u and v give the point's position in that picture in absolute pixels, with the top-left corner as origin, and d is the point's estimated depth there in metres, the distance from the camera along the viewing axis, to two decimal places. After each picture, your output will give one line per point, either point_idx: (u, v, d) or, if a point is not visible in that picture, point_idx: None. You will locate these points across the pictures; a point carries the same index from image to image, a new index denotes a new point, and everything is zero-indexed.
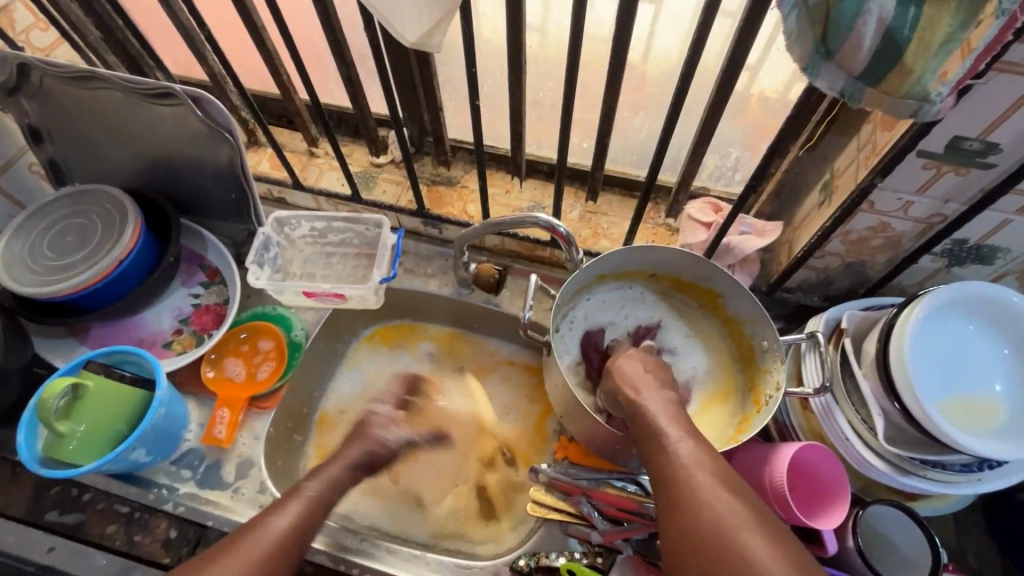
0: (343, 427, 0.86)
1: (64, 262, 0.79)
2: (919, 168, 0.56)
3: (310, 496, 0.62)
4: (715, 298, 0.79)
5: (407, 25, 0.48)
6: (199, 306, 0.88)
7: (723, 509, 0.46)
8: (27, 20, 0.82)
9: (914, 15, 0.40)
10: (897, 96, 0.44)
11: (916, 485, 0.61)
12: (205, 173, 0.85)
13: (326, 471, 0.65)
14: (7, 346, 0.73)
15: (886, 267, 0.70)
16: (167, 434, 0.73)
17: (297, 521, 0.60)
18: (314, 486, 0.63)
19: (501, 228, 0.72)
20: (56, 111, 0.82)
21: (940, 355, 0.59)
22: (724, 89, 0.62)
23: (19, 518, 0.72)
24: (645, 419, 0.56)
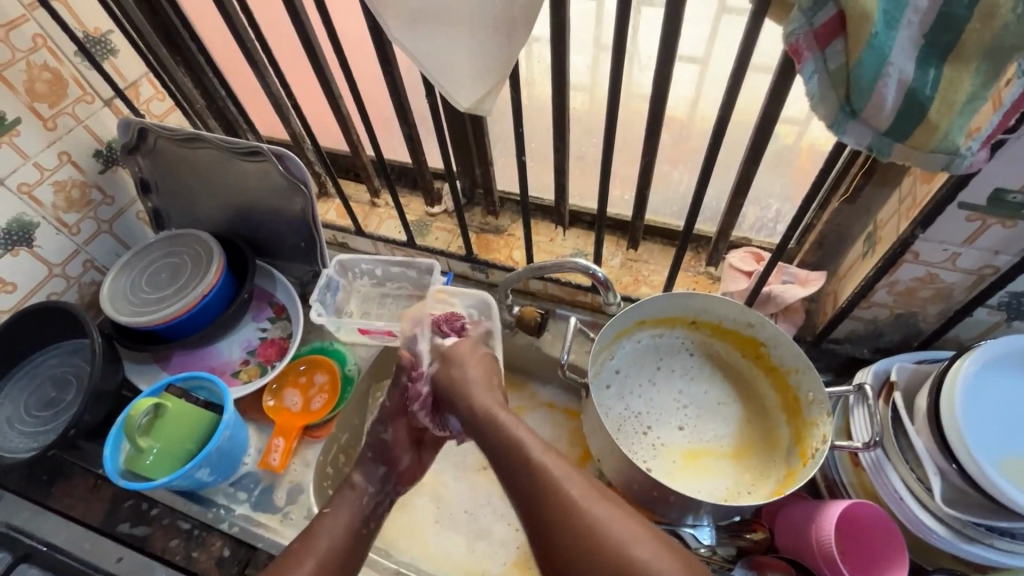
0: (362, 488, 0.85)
1: (156, 295, 0.89)
2: (963, 219, 0.56)
3: (355, 508, 0.70)
4: (758, 347, 0.79)
5: (462, 94, 0.55)
6: (265, 339, 0.97)
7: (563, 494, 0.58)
8: (149, 93, 0.98)
9: (935, 76, 0.42)
10: (925, 150, 0.46)
11: (981, 554, 0.56)
12: (280, 222, 0.96)
13: (368, 466, 0.74)
14: (105, 367, 0.82)
15: (938, 320, 0.68)
16: (229, 456, 0.78)
17: (344, 529, 0.68)
18: (364, 487, 0.72)
19: (542, 272, 0.75)
20: (164, 166, 0.96)
21: (994, 412, 0.56)
22: (758, 144, 0.65)
23: (96, 527, 0.79)
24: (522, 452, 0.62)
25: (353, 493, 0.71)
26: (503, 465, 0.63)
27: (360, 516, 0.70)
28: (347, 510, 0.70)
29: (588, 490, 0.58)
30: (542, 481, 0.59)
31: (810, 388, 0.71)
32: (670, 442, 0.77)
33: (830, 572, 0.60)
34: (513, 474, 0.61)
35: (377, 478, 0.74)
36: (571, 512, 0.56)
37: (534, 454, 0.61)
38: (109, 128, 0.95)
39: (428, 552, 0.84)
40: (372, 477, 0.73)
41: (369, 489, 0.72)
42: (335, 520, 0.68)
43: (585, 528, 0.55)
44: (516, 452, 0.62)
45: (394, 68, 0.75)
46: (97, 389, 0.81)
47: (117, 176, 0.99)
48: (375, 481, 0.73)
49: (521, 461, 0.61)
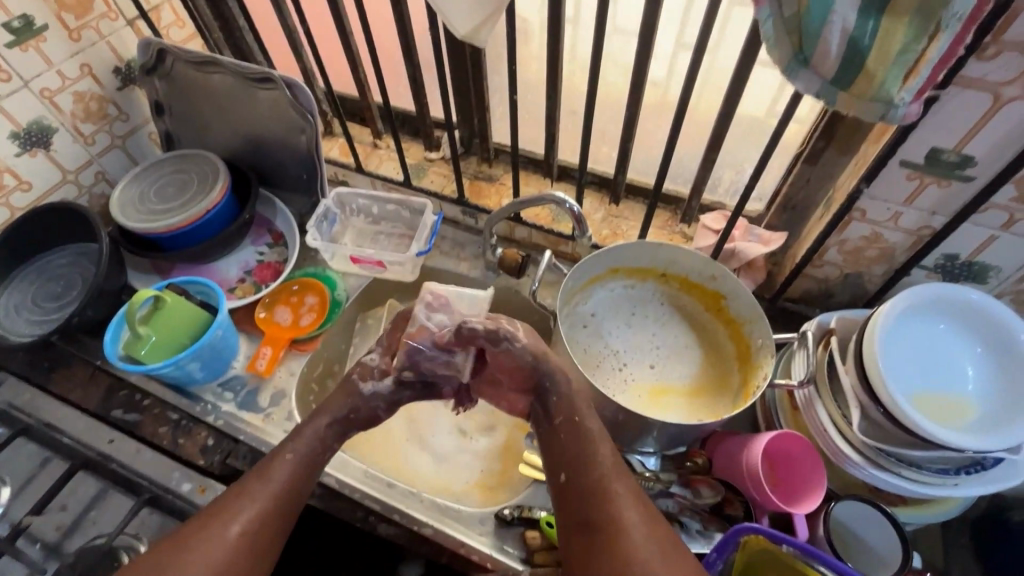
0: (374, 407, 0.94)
1: (162, 207, 0.95)
2: (904, 178, 0.61)
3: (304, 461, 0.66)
4: (719, 299, 0.85)
5: (460, 21, 0.60)
6: (262, 262, 1.02)
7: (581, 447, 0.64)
8: (169, 19, 1.03)
9: (873, 27, 0.47)
10: (864, 99, 0.51)
11: (889, 481, 0.63)
12: (285, 152, 1.01)
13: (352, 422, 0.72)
14: (110, 266, 0.88)
15: (882, 281, 0.74)
16: (219, 356, 0.84)
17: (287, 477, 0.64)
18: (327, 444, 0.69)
19: (524, 209, 0.81)
20: (180, 90, 1.02)
21: (911, 353, 0.61)
22: (731, 101, 0.70)
23: (91, 411, 0.84)
24: (571, 419, 0.66)
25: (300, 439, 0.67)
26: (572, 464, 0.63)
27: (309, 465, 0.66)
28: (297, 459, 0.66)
29: (639, 508, 0.59)
30: (597, 490, 0.60)
31: (759, 334, 0.77)
32: (636, 378, 0.84)
33: (755, 491, 0.66)
34: (579, 479, 0.62)
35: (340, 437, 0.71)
36: (585, 455, 0.63)
37: (594, 435, 0.64)
38: (130, 47, 1.00)
39: (396, 464, 0.89)
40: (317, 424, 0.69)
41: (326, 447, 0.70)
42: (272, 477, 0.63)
43: (594, 475, 0.61)
44: (566, 407, 0.67)
45: (403, 5, 0.81)
46: (103, 285, 0.87)
47: (133, 95, 1.04)
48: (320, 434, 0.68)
49: (567, 416, 0.66)
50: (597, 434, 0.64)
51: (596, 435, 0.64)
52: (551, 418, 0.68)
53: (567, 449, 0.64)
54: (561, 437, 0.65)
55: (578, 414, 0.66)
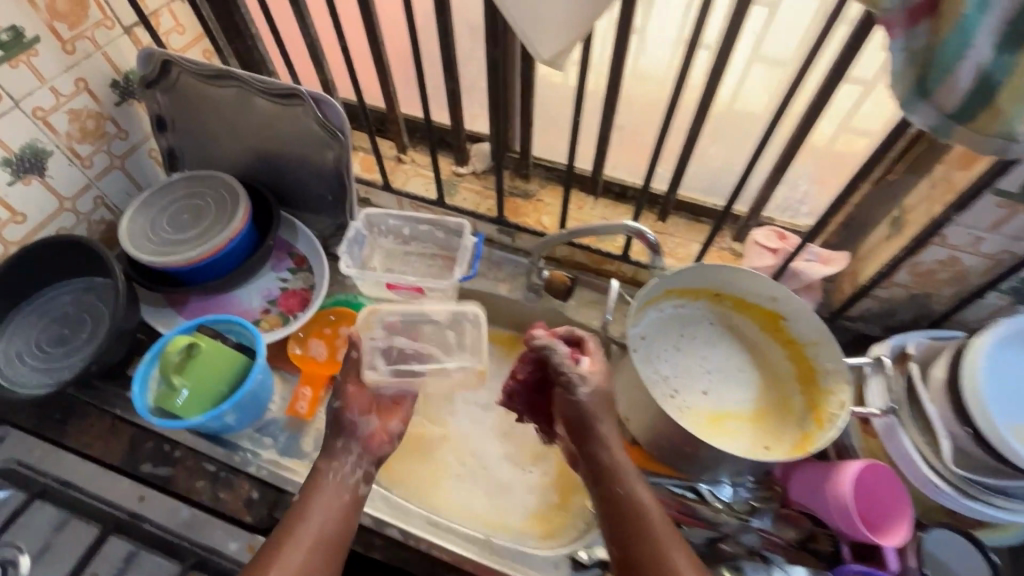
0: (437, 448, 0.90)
1: (178, 237, 0.87)
2: (993, 205, 0.60)
3: (333, 497, 0.65)
4: (777, 320, 0.82)
5: (544, 44, 0.55)
6: (286, 290, 0.95)
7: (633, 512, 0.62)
8: (169, 25, 0.92)
9: (1009, 63, 0.45)
10: (984, 134, 0.49)
11: (980, 511, 0.62)
12: (308, 171, 0.93)
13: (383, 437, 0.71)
14: (127, 305, 0.80)
15: (950, 302, 0.74)
16: (257, 401, 0.78)
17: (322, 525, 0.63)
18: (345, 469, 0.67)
19: (584, 235, 0.77)
20: (185, 104, 0.93)
21: (1005, 383, 0.61)
22: (806, 123, 0.68)
23: (116, 467, 0.77)
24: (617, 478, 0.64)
25: (319, 476, 0.65)
26: (611, 506, 0.63)
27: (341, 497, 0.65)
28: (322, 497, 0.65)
29: (681, 551, 0.60)
30: (639, 539, 0.60)
31: (828, 358, 0.75)
32: (693, 405, 0.80)
33: (843, 523, 0.65)
34: (637, 550, 0.60)
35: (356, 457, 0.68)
36: (635, 522, 0.61)
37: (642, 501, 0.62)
38: (128, 58, 0.90)
39: (449, 502, 0.85)
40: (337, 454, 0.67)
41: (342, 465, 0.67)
42: (316, 506, 0.64)
43: (649, 543, 0.60)
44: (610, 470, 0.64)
45: (448, 18, 0.75)
46: (120, 327, 0.79)
47: (131, 109, 0.94)
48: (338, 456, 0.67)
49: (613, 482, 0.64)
50: (644, 499, 0.62)
51: (629, 474, 0.64)
52: (596, 480, 0.65)
53: (620, 518, 0.62)
54: (608, 505, 0.63)
55: (625, 476, 0.63)
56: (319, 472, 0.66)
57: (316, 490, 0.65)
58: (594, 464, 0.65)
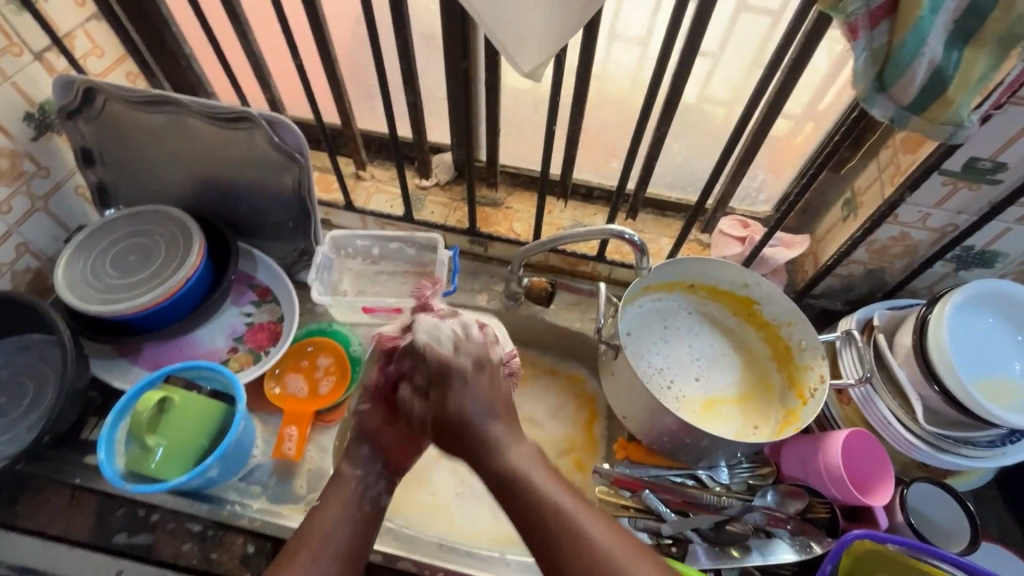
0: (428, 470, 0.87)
1: (125, 282, 0.80)
2: (939, 184, 0.66)
3: (348, 501, 0.66)
4: (751, 304, 0.86)
5: (524, 57, 0.54)
6: (252, 324, 0.89)
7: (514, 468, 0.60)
8: (86, 47, 0.83)
9: (957, 57, 0.49)
10: (936, 123, 0.53)
11: (952, 461, 0.69)
12: (263, 197, 0.88)
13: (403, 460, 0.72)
14: (77, 363, 0.72)
15: (902, 273, 0.80)
16: (240, 449, 0.73)
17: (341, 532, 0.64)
18: (352, 474, 0.68)
19: (565, 242, 0.78)
20: (115, 134, 0.84)
21: (964, 343, 0.68)
22: (767, 116, 0.71)
23: (83, 543, 0.70)
24: (478, 433, 0.64)
25: (341, 482, 0.67)
26: (509, 489, 0.59)
27: (354, 507, 0.66)
28: (338, 502, 0.66)
29: (588, 514, 0.56)
30: (517, 478, 0.59)
31: (802, 336, 0.80)
32: (685, 394, 0.83)
33: (836, 490, 0.70)
34: (552, 541, 0.55)
35: (364, 461, 0.70)
36: (540, 505, 0.57)
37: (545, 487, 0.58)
38: (42, 86, 0.80)
39: (453, 524, 0.84)
40: (358, 461, 0.69)
41: (355, 474, 0.68)
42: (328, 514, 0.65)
43: (545, 511, 0.56)
44: (489, 437, 0.63)
45: (407, 31, 0.73)
46: (71, 388, 0.71)
47: (51, 143, 0.84)
48: (362, 464, 0.69)
49: (493, 459, 0.62)
50: (546, 487, 0.58)
51: (496, 432, 0.63)
52: (463, 441, 0.65)
53: (508, 490, 0.59)
54: (495, 474, 0.61)
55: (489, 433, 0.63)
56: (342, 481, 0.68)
57: (337, 499, 0.66)
58: (491, 462, 0.62)
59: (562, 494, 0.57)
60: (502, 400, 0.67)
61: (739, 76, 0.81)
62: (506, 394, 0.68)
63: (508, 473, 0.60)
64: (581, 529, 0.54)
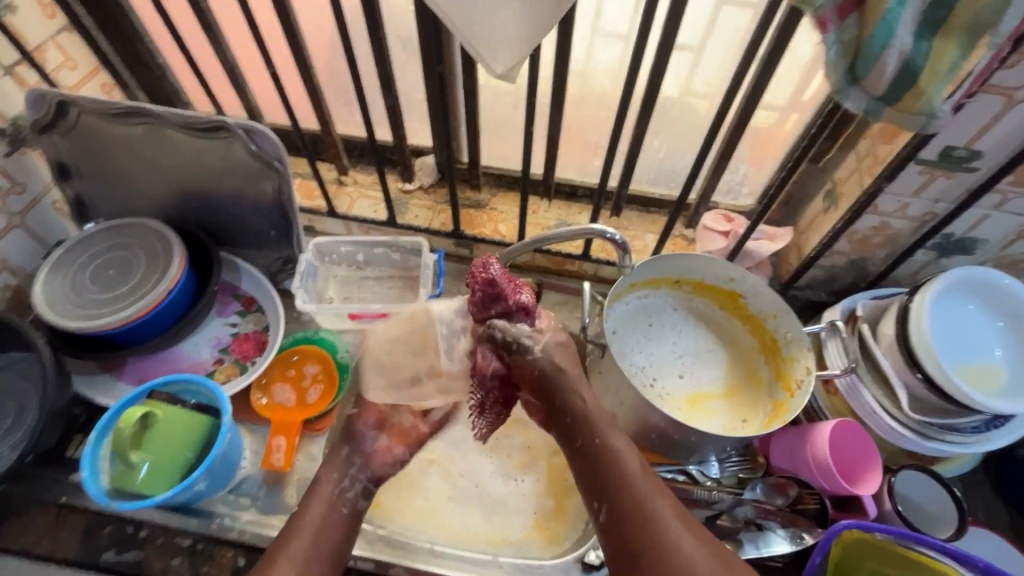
0: (420, 475, 0.87)
1: (106, 296, 0.79)
2: (916, 173, 0.66)
3: (325, 498, 0.63)
4: (735, 298, 0.86)
5: (497, 59, 0.54)
6: (237, 335, 0.89)
7: (623, 468, 0.55)
8: (58, 60, 0.82)
9: (926, 48, 0.49)
10: (909, 113, 0.53)
11: (938, 448, 0.69)
12: (244, 206, 0.87)
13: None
14: (58, 381, 0.72)
15: (884, 262, 0.80)
16: (228, 462, 0.72)
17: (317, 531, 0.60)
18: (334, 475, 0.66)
19: (549, 242, 0.77)
20: (91, 147, 0.83)
21: (946, 330, 0.68)
22: (745, 109, 0.71)
23: (71, 562, 0.69)
24: (606, 449, 0.56)
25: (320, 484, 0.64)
26: (600, 475, 0.56)
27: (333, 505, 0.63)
28: (320, 503, 0.63)
29: (692, 537, 0.51)
30: (626, 487, 0.54)
31: (788, 328, 0.80)
32: (673, 391, 0.83)
33: (824, 481, 0.71)
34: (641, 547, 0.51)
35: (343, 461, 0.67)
36: (638, 505, 0.53)
37: (649, 494, 0.54)
38: (14, 101, 0.79)
39: (446, 528, 0.83)
40: (336, 463, 0.67)
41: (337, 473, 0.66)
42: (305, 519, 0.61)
43: (645, 517, 0.52)
44: (589, 442, 0.57)
45: (382, 35, 0.73)
46: (53, 407, 0.71)
47: (26, 159, 0.83)
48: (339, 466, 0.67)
49: (614, 472, 0.55)
50: (646, 487, 0.54)
51: (616, 438, 0.57)
52: (572, 442, 0.59)
53: (613, 487, 0.54)
54: (591, 475, 0.56)
55: (599, 435, 0.57)
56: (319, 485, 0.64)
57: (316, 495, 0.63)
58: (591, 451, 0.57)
59: (675, 522, 0.52)
60: (553, 389, 0.59)
61: (719, 71, 0.81)
62: (577, 390, 0.60)
63: (609, 456, 0.56)
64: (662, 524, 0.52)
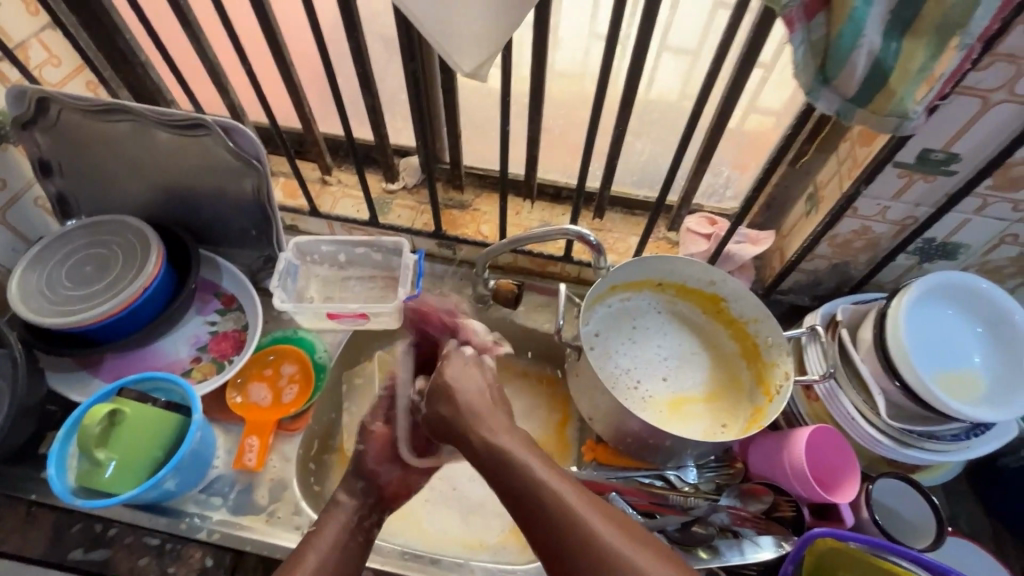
0: None
1: (83, 293, 0.79)
2: (895, 176, 0.66)
3: (342, 522, 0.68)
4: (718, 302, 0.85)
5: (465, 57, 0.53)
6: (216, 333, 0.88)
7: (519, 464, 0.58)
8: (41, 56, 0.82)
9: (896, 48, 0.49)
10: (881, 114, 0.53)
11: (917, 456, 0.68)
12: (224, 203, 0.87)
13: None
14: (29, 377, 0.71)
15: (867, 267, 0.80)
16: (199, 460, 0.72)
17: (334, 546, 0.66)
18: (348, 503, 0.71)
19: (527, 243, 0.77)
20: (71, 144, 0.83)
21: (924, 336, 0.67)
22: (724, 110, 0.70)
23: (38, 559, 0.69)
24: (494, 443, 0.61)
25: (336, 511, 0.70)
26: (516, 498, 0.56)
27: (347, 530, 0.68)
28: (333, 526, 0.68)
29: (585, 505, 0.54)
30: (522, 477, 0.57)
31: (769, 333, 0.79)
32: (654, 394, 0.82)
33: (802, 489, 0.69)
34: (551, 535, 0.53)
35: (359, 492, 0.72)
36: (540, 495, 0.55)
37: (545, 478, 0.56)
38: None
39: (421, 531, 0.83)
40: (354, 492, 0.72)
41: (352, 502, 0.71)
42: (320, 538, 0.66)
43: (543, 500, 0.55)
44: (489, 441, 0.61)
45: (360, 34, 0.72)
46: (24, 403, 0.70)
47: (7, 155, 0.83)
48: (358, 495, 0.72)
49: (513, 471, 0.58)
50: (546, 475, 0.57)
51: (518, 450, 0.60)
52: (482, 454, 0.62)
53: (514, 487, 0.57)
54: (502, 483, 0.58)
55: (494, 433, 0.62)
56: (334, 510, 0.69)
57: (332, 520, 0.68)
58: (489, 455, 0.61)
59: (582, 507, 0.54)
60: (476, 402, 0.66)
61: None
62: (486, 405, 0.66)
63: (513, 467, 0.58)
64: (579, 519, 0.52)
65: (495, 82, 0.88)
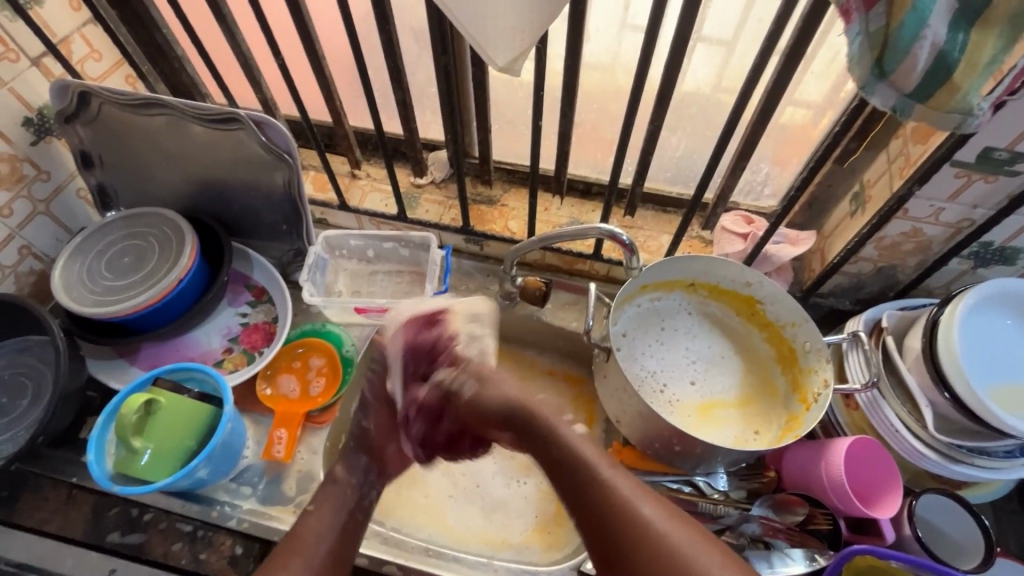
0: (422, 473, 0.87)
1: (121, 283, 0.81)
2: (952, 176, 0.62)
3: (346, 506, 0.69)
4: (753, 304, 0.82)
5: (499, 51, 0.52)
6: (247, 325, 0.89)
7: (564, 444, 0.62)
8: (83, 51, 0.84)
9: (963, 40, 0.45)
10: (943, 110, 0.49)
11: (966, 472, 0.65)
12: (255, 195, 0.87)
13: (351, 457, 0.73)
14: (71, 365, 0.73)
15: (915, 271, 0.76)
16: (230, 451, 0.73)
17: (338, 528, 0.66)
18: (348, 480, 0.71)
19: (558, 241, 0.75)
20: (111, 137, 0.84)
21: (978, 346, 0.64)
22: (767, 105, 0.67)
23: (79, 539, 0.71)
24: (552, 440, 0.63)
25: (336, 485, 0.70)
26: (565, 481, 0.60)
27: (346, 509, 0.69)
28: (330, 504, 0.68)
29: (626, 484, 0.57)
30: (574, 462, 0.60)
31: (806, 338, 0.76)
32: (683, 398, 0.80)
33: (840, 503, 0.67)
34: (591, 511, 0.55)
35: (360, 467, 0.73)
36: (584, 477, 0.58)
37: (587, 456, 0.60)
38: (40, 91, 0.81)
39: (445, 526, 0.83)
40: (355, 468, 0.73)
41: (351, 481, 0.72)
42: (321, 516, 0.66)
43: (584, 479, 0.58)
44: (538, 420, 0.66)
45: (392, 27, 0.71)
46: (65, 389, 0.72)
47: (51, 148, 0.86)
48: (360, 473, 0.73)
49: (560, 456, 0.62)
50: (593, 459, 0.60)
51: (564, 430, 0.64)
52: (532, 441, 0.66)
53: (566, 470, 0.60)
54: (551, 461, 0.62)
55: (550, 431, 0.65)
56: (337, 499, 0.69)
57: (343, 508, 0.68)
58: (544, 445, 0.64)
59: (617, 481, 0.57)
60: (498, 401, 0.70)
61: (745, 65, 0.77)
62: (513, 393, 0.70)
63: (565, 455, 0.61)
64: (604, 484, 0.56)
65: (527, 76, 0.86)
